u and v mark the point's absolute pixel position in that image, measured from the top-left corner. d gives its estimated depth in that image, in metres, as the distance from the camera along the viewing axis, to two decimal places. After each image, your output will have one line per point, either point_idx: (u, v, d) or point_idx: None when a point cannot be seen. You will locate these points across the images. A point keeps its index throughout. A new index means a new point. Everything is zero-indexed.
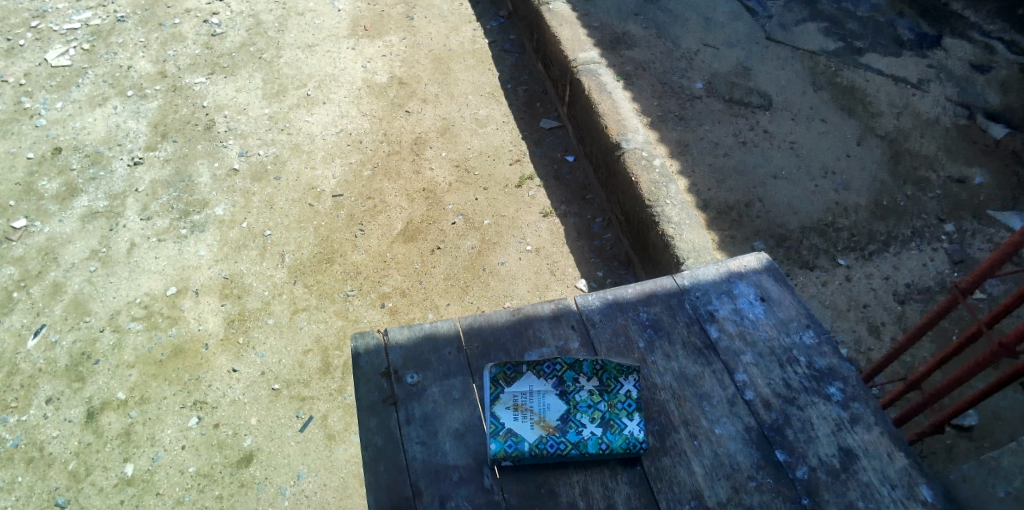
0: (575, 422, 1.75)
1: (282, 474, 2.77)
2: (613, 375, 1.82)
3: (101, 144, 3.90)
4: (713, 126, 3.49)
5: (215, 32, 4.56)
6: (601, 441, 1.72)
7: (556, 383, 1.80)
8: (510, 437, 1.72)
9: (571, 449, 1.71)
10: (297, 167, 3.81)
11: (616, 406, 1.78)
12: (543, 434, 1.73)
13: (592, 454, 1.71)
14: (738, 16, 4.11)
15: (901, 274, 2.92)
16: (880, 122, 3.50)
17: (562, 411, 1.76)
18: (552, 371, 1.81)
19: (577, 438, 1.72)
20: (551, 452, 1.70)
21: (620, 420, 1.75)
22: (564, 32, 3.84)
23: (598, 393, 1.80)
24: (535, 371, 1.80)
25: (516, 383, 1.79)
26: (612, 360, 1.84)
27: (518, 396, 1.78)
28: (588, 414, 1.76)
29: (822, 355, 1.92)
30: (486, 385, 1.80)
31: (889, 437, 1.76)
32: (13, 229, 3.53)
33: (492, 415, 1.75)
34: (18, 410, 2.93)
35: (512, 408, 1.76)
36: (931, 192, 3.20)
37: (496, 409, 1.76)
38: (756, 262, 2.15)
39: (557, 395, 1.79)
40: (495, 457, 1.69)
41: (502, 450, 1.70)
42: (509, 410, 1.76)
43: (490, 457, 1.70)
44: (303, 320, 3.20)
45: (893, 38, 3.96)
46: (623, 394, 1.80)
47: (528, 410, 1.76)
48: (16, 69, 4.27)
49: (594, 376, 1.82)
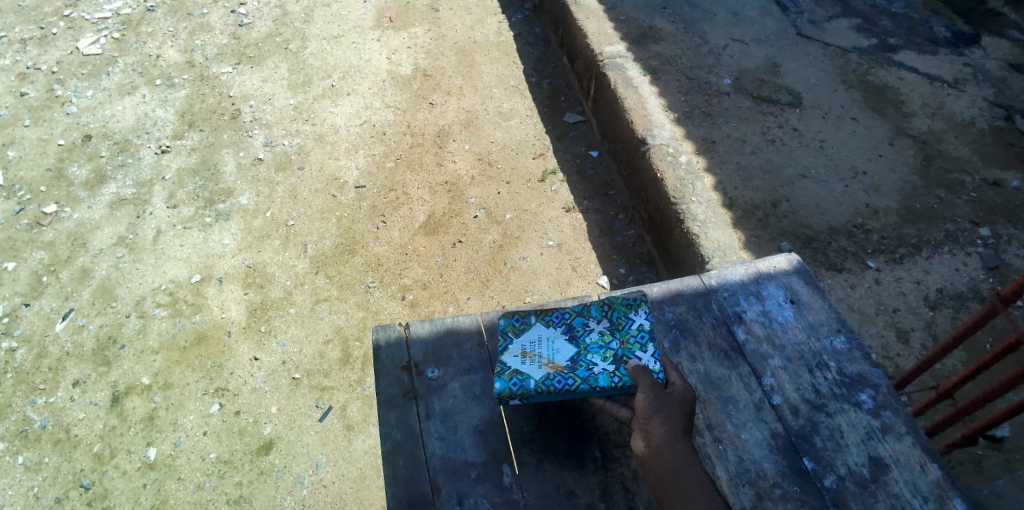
0: (585, 360, 1.74)
1: (301, 464, 2.80)
2: (623, 313, 1.85)
3: (129, 132, 3.95)
4: (741, 124, 3.43)
5: (242, 22, 4.59)
6: (614, 376, 1.71)
7: (564, 330, 1.81)
8: (517, 375, 1.73)
9: (581, 383, 1.70)
10: (321, 158, 3.83)
11: (628, 342, 1.79)
12: (551, 372, 1.73)
13: (606, 388, 1.70)
14: (769, 10, 4.03)
15: (932, 279, 2.85)
16: (913, 123, 3.42)
17: (571, 352, 1.77)
18: (561, 320, 1.83)
19: (587, 373, 1.72)
20: (559, 388, 1.70)
21: (633, 353, 1.76)
22: (591, 25, 3.80)
23: (609, 334, 1.80)
24: (543, 321, 1.83)
25: (525, 334, 1.82)
26: (618, 300, 1.87)
27: (525, 343, 1.80)
28: (599, 353, 1.76)
29: (853, 361, 1.88)
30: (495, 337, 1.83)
31: (921, 448, 1.72)
32: (43, 215, 3.59)
33: (499, 361, 1.76)
34: (46, 392, 2.99)
35: (519, 355, 1.77)
36: (965, 195, 3.12)
37: (504, 357, 1.77)
38: (785, 264, 2.11)
39: (565, 338, 1.80)
40: (501, 395, 1.70)
41: (507, 386, 1.71)
42: (516, 354, 1.77)
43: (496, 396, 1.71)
44: (324, 311, 3.22)
45: (928, 36, 3.85)
46: (636, 329, 1.82)
47: (536, 354, 1.77)
48: (49, 57, 4.34)
49: (604, 317, 1.84)
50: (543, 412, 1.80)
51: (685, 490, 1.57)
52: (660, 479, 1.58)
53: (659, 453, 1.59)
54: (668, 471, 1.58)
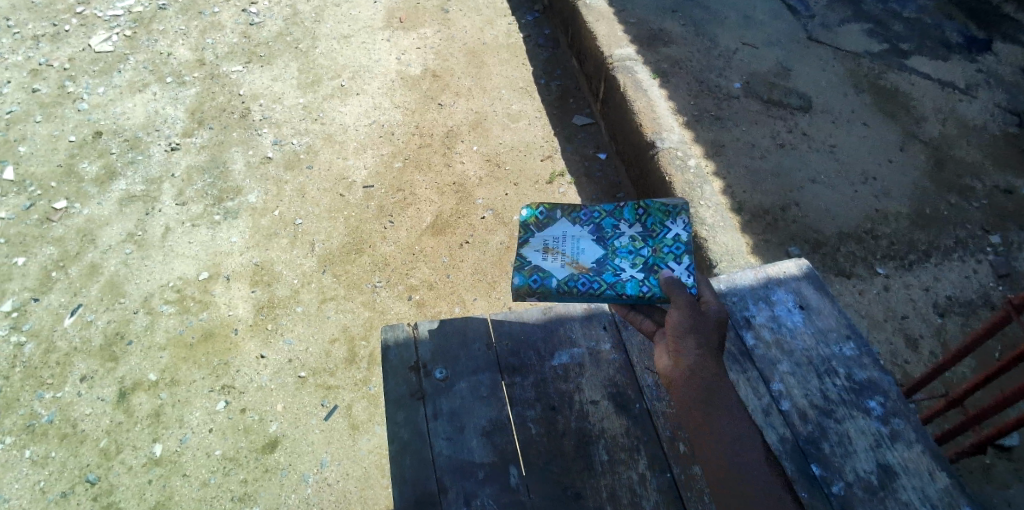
0: (612, 266, 1.78)
1: (306, 462, 2.80)
2: (659, 220, 1.87)
3: (140, 129, 3.97)
4: (751, 128, 3.43)
5: (253, 21, 4.60)
6: (643, 284, 1.73)
7: (592, 230, 1.85)
8: (537, 272, 1.77)
9: (606, 288, 1.73)
10: (329, 157, 3.84)
11: (661, 251, 1.81)
12: (574, 273, 1.77)
13: (633, 297, 1.72)
14: (780, 14, 4.02)
15: (942, 286, 2.84)
16: (924, 128, 3.40)
17: (598, 256, 1.81)
18: (590, 220, 1.87)
19: (614, 280, 1.75)
20: (581, 290, 1.74)
21: (665, 263, 1.77)
22: (601, 27, 3.82)
23: (641, 240, 1.84)
24: (570, 219, 1.87)
25: (548, 230, 1.86)
26: (656, 205, 1.88)
27: (549, 240, 1.84)
28: (628, 260, 1.80)
29: (863, 367, 1.87)
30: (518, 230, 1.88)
31: (930, 455, 1.71)
32: (53, 210, 3.61)
33: (520, 255, 1.82)
34: (53, 387, 3.00)
35: (542, 250, 1.82)
36: (976, 202, 3.10)
37: (526, 251, 1.83)
38: (795, 268, 2.10)
39: (593, 241, 1.84)
40: (520, 290, 1.75)
41: (526, 283, 1.76)
42: (539, 252, 1.82)
43: (514, 289, 1.76)
44: (331, 309, 3.23)
45: (940, 41, 3.84)
46: (671, 238, 1.83)
47: (560, 252, 1.81)
48: (61, 54, 4.37)
49: (637, 222, 1.87)
50: (550, 414, 1.80)
51: (716, 411, 1.52)
52: (691, 396, 1.53)
53: (692, 369, 1.55)
54: (701, 388, 1.53)
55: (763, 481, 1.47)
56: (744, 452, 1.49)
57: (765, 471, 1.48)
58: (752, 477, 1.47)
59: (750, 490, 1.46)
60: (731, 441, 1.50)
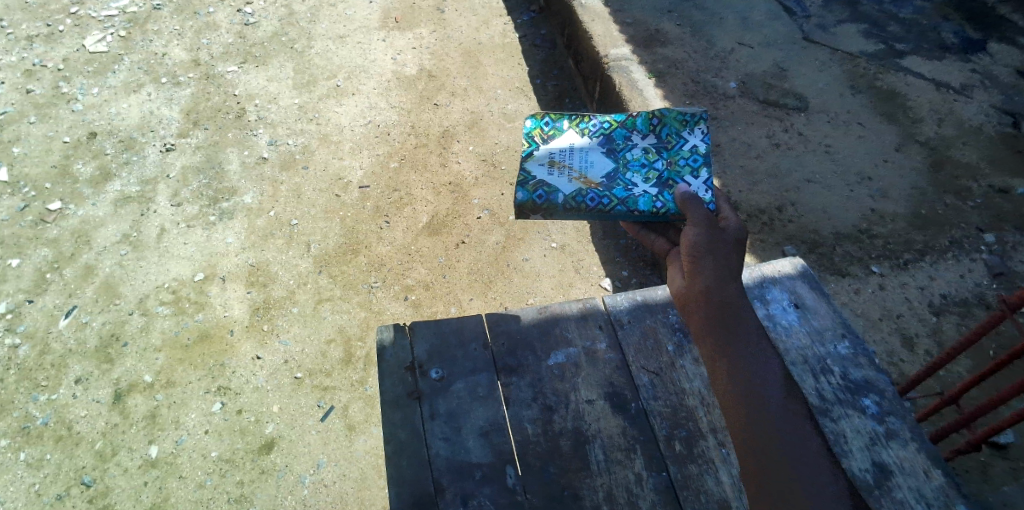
0: (623, 180, 1.80)
1: (302, 463, 2.80)
2: (675, 131, 1.87)
3: (135, 130, 3.96)
4: (748, 127, 3.43)
5: (248, 21, 4.59)
6: (656, 200, 1.75)
7: (603, 145, 1.87)
8: (542, 188, 1.79)
9: (617, 205, 1.75)
10: (325, 158, 3.83)
11: (676, 164, 1.81)
12: (582, 188, 1.79)
13: (646, 214, 1.74)
14: (776, 14, 4.02)
15: (938, 285, 2.84)
16: (920, 129, 3.41)
17: (608, 170, 1.82)
18: (600, 133, 1.89)
19: (626, 195, 1.77)
20: (590, 206, 1.77)
21: (681, 177, 1.78)
22: (597, 27, 3.85)
23: (654, 153, 1.84)
24: (579, 134, 1.89)
25: (555, 144, 1.87)
26: (671, 117, 1.88)
27: (556, 153, 1.85)
28: (641, 174, 1.81)
29: (858, 366, 1.87)
30: (523, 144, 1.88)
31: (926, 454, 1.71)
32: (48, 212, 3.60)
33: (525, 169, 1.83)
34: (48, 389, 2.99)
35: (548, 165, 1.83)
36: (971, 202, 3.11)
37: (531, 165, 1.84)
38: (791, 267, 2.10)
39: (604, 154, 1.85)
40: (523, 205, 1.78)
41: (530, 199, 1.78)
42: (544, 166, 1.83)
43: (519, 204, 1.79)
44: (327, 310, 3.22)
45: (936, 42, 3.84)
46: (688, 151, 1.83)
47: (568, 166, 1.83)
48: (55, 54, 4.35)
49: (650, 134, 1.87)
50: (547, 414, 1.80)
51: (734, 331, 1.41)
52: (707, 315, 1.43)
53: (708, 287, 1.45)
54: (717, 307, 1.43)
55: (785, 407, 1.34)
56: (763, 376, 1.37)
57: (787, 397, 1.35)
58: (771, 403, 1.34)
59: (769, 416, 1.33)
60: (749, 364, 1.38)
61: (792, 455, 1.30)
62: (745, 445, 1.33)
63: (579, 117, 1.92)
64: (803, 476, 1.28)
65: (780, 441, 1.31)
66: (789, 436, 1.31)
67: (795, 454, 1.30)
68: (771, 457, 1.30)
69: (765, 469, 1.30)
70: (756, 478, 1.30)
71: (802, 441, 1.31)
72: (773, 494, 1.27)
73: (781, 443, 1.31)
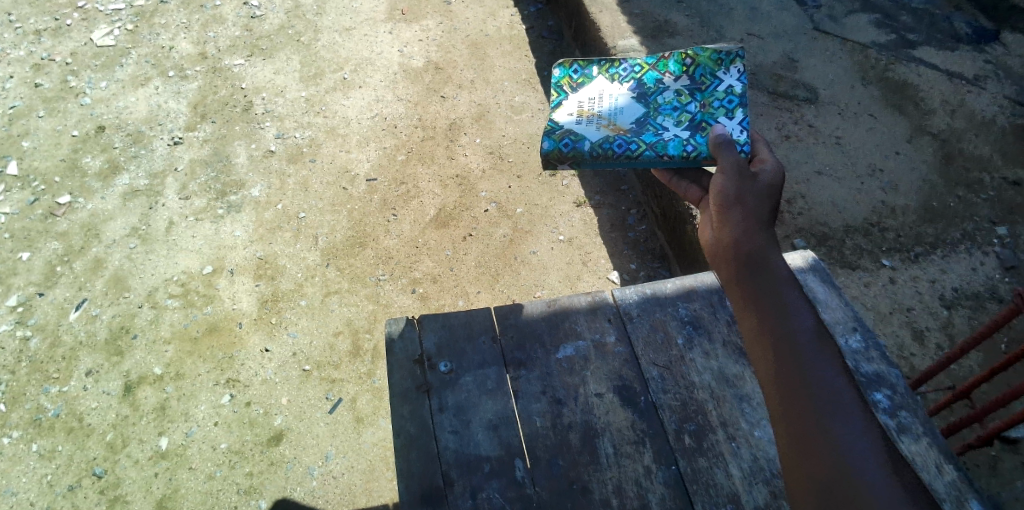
0: (653, 126, 1.79)
1: (311, 454, 2.81)
2: (709, 72, 1.84)
3: (142, 124, 3.97)
4: (757, 119, 3.40)
5: (254, 14, 4.58)
6: (686, 146, 1.72)
7: (635, 90, 1.86)
8: (568, 136, 1.80)
9: (646, 150, 1.74)
10: (332, 150, 3.83)
11: (710, 107, 1.79)
12: (610, 136, 1.79)
13: (676, 159, 1.71)
14: (786, 4, 3.97)
15: (948, 279, 2.84)
16: (932, 121, 3.37)
17: (638, 115, 1.82)
18: (631, 76, 1.88)
19: (655, 140, 1.75)
20: (617, 152, 1.76)
21: (714, 119, 1.76)
22: (605, 19, 3.89)
23: (687, 96, 1.82)
24: (609, 78, 1.89)
25: (583, 91, 1.89)
26: (707, 56, 1.85)
27: (585, 101, 1.87)
28: (674, 117, 1.80)
29: (869, 360, 1.87)
30: (550, 93, 1.91)
31: (938, 449, 1.70)
32: (58, 205, 3.62)
33: (551, 120, 1.85)
34: (60, 381, 3.01)
35: (576, 115, 1.85)
36: (983, 195, 3.09)
37: (558, 116, 1.86)
38: (801, 260, 2.10)
39: (634, 100, 1.85)
40: (549, 154, 1.79)
41: (557, 148, 1.79)
42: (573, 115, 1.85)
43: (545, 154, 1.80)
44: (335, 303, 3.23)
45: (948, 33, 3.79)
46: (722, 91, 1.81)
47: (596, 116, 1.83)
48: (63, 48, 4.36)
49: (683, 75, 1.85)
50: (555, 408, 1.80)
51: (766, 287, 1.32)
52: (736, 271, 1.35)
53: (735, 240, 1.37)
54: (747, 260, 1.34)
55: (821, 368, 1.25)
56: (796, 334, 1.28)
57: (823, 355, 1.26)
58: (804, 362, 1.26)
59: (802, 378, 1.25)
60: (781, 320, 1.29)
61: (828, 418, 1.22)
62: (779, 411, 1.26)
63: (609, 62, 1.91)
64: (840, 441, 1.20)
65: (814, 404, 1.23)
66: (824, 396, 1.23)
67: (832, 419, 1.22)
68: (806, 423, 1.22)
69: (800, 433, 1.22)
70: (790, 447, 1.23)
71: (838, 402, 1.23)
72: (806, 460, 1.21)
73: (817, 406, 1.23)
